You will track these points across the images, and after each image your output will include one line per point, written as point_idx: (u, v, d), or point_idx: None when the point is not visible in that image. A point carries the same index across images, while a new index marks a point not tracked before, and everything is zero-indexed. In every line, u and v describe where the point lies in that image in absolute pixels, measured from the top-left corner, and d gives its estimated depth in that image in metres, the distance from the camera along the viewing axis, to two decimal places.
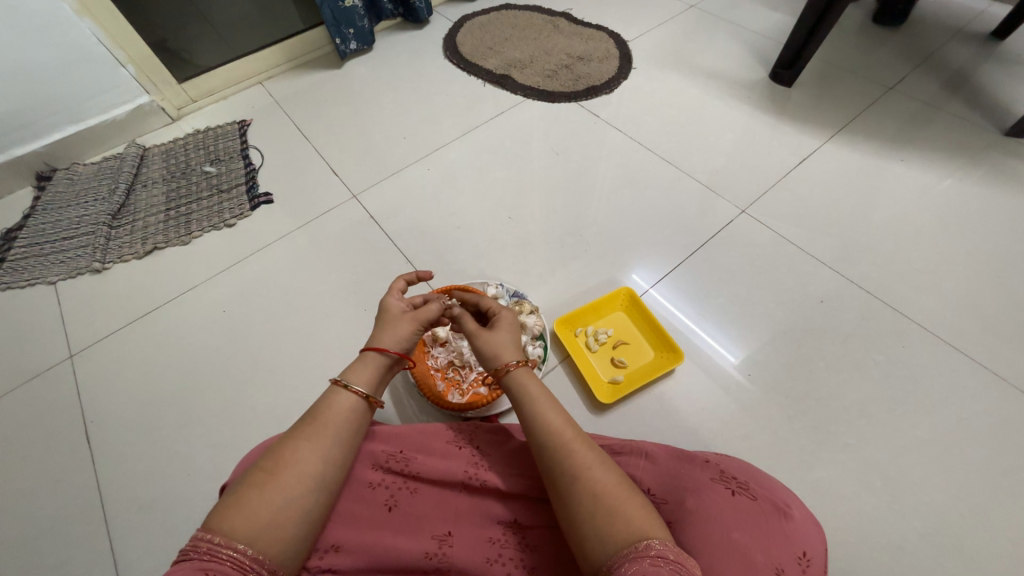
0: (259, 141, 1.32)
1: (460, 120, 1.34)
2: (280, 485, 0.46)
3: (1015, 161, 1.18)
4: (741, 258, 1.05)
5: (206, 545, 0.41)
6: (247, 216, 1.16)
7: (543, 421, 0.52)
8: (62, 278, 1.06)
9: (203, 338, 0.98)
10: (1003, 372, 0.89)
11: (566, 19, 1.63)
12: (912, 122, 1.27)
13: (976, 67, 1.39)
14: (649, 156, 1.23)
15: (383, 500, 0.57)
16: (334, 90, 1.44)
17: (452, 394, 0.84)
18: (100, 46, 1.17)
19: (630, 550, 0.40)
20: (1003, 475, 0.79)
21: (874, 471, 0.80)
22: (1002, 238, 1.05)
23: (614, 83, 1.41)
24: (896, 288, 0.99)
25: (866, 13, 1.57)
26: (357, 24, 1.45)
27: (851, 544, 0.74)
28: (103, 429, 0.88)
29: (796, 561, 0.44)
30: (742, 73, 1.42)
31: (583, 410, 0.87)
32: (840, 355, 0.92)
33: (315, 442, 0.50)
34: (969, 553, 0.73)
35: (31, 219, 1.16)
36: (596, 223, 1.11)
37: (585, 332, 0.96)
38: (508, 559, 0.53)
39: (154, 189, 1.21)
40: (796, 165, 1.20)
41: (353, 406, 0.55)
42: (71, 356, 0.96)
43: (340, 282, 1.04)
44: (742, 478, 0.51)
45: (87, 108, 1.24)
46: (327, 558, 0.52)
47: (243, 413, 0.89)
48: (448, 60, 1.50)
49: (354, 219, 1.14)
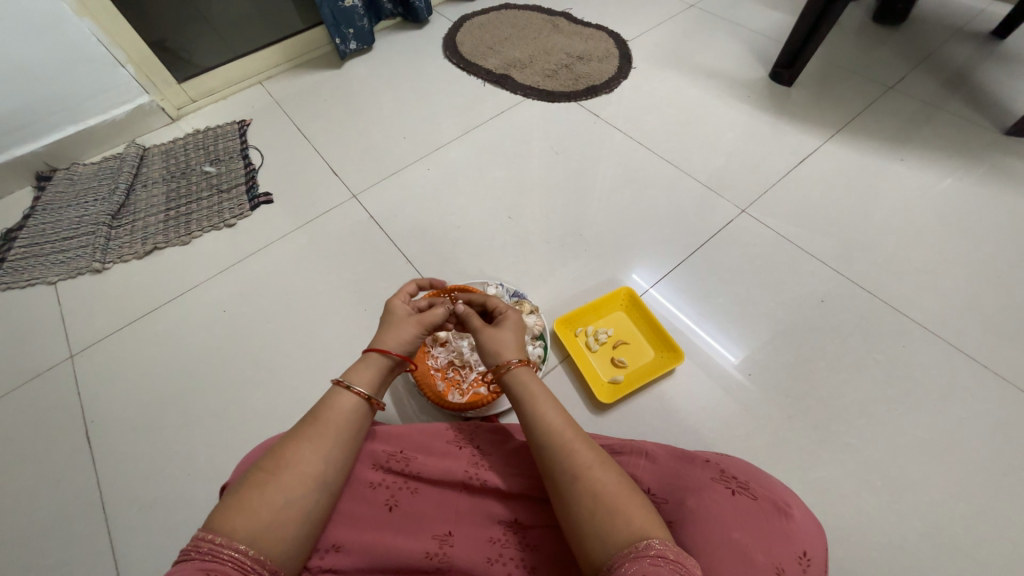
0: (259, 141, 1.32)
1: (459, 120, 1.34)
2: (281, 486, 0.46)
3: (1015, 160, 1.17)
4: (740, 258, 1.05)
5: (207, 545, 0.41)
6: (246, 216, 1.16)
7: (543, 421, 0.52)
8: (62, 278, 1.06)
9: (203, 338, 0.98)
10: (1004, 372, 0.89)
11: (565, 19, 1.63)
12: (912, 121, 1.27)
13: (976, 66, 1.39)
14: (649, 155, 1.23)
15: (384, 500, 0.57)
16: (334, 90, 1.44)
17: (452, 393, 0.84)
18: (99, 46, 1.17)
19: (630, 550, 0.40)
20: (1003, 475, 0.79)
21: (874, 471, 0.80)
22: (1002, 237, 1.05)
23: (614, 82, 1.41)
24: (896, 288, 0.99)
25: (866, 13, 1.57)
26: (356, 24, 1.45)
27: (851, 544, 0.74)
28: (103, 429, 0.88)
29: (797, 561, 0.44)
30: (742, 72, 1.42)
31: (583, 410, 0.87)
32: (840, 354, 0.92)
33: (316, 443, 0.50)
34: (969, 553, 0.73)
35: (31, 219, 1.16)
36: (596, 222, 1.11)
37: (585, 332, 0.96)
38: (508, 559, 0.53)
39: (154, 189, 1.21)
40: (796, 165, 1.20)
41: (354, 407, 0.55)
42: (71, 356, 0.96)
43: (340, 282, 1.04)
44: (742, 477, 0.51)
45: (87, 108, 1.24)
46: (327, 558, 0.52)
47: (244, 413, 0.89)
48: (448, 60, 1.50)
49: (354, 219, 1.14)
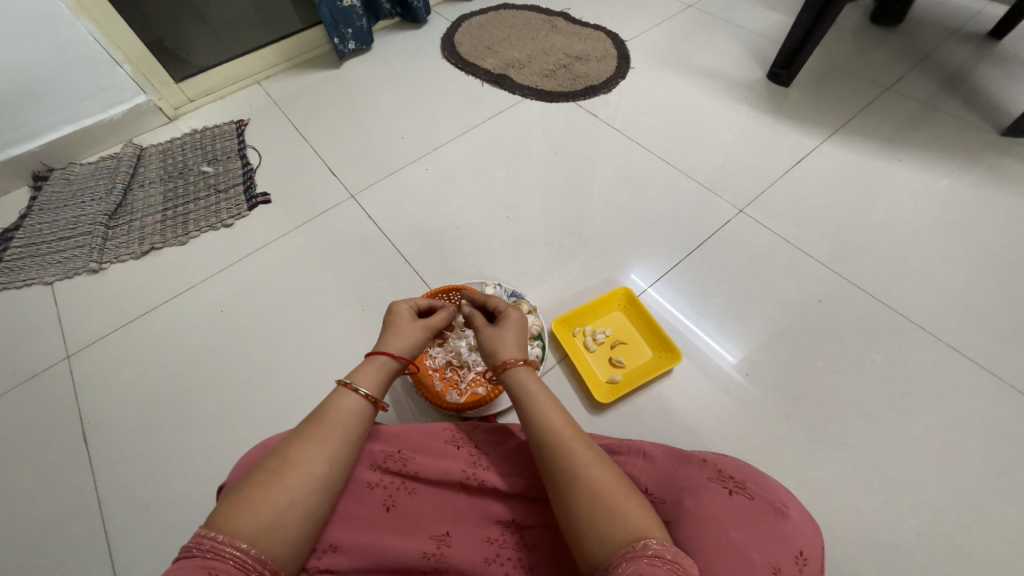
0: (257, 141, 1.32)
1: (458, 120, 1.34)
2: (285, 486, 0.46)
3: (1012, 160, 1.18)
4: (738, 257, 1.05)
5: (209, 543, 0.41)
6: (244, 215, 1.16)
7: (541, 420, 0.53)
8: (59, 278, 1.06)
9: (201, 338, 0.98)
10: (1000, 372, 0.89)
11: (564, 19, 1.63)
12: (910, 122, 1.27)
13: (973, 67, 1.40)
14: (648, 155, 1.23)
15: (382, 500, 0.57)
16: (332, 90, 1.44)
17: (450, 393, 0.84)
18: (96, 45, 1.16)
19: (628, 549, 0.40)
20: (1000, 475, 0.79)
21: (872, 471, 0.80)
22: (999, 238, 1.05)
23: (612, 82, 1.41)
24: (894, 288, 1.00)
25: (863, 13, 1.57)
26: (355, 24, 1.45)
27: (848, 543, 0.75)
28: (100, 430, 0.88)
29: (794, 561, 0.44)
30: (741, 73, 1.42)
31: (582, 410, 0.87)
32: (837, 354, 0.92)
33: (321, 443, 0.50)
34: (966, 552, 0.74)
35: (27, 219, 1.15)
36: (595, 223, 1.12)
37: (584, 332, 0.96)
38: (506, 559, 0.53)
39: (151, 189, 1.21)
40: (794, 165, 1.20)
41: (360, 408, 0.55)
42: (68, 356, 0.96)
43: (339, 282, 1.04)
44: (740, 477, 0.51)
45: (84, 108, 1.23)
46: (325, 558, 0.52)
47: (242, 413, 0.89)
48: (447, 60, 1.50)
49: (353, 219, 1.14)
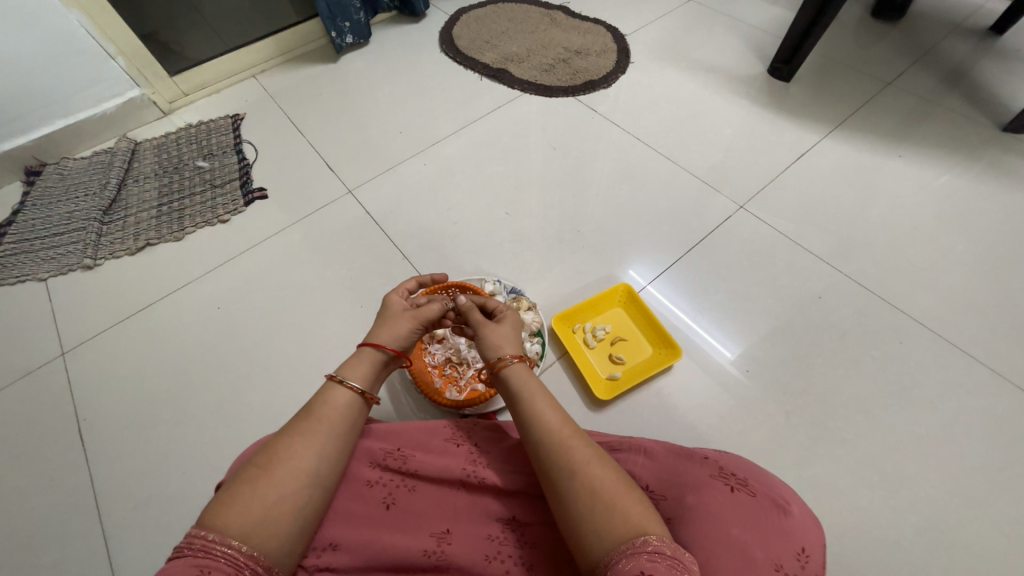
0: (252, 136, 1.30)
1: (457, 115, 1.33)
2: (273, 481, 0.45)
3: (1012, 156, 1.18)
4: (739, 253, 1.05)
5: (200, 542, 0.41)
6: (241, 211, 1.15)
7: (540, 419, 0.52)
8: (52, 275, 1.05)
9: (198, 334, 0.97)
10: (1000, 369, 0.89)
11: (563, 12, 1.62)
12: (910, 118, 1.27)
13: (974, 62, 1.39)
14: (648, 151, 1.23)
15: (382, 498, 0.56)
16: (330, 85, 1.42)
17: (449, 390, 0.83)
18: (90, 38, 1.15)
19: (629, 546, 0.40)
20: (999, 470, 0.80)
21: (871, 467, 0.80)
22: (999, 233, 1.05)
23: (612, 77, 1.40)
24: (894, 285, 0.99)
25: (865, 7, 1.56)
26: (353, 17, 1.43)
27: (847, 539, 0.75)
28: (96, 428, 0.87)
29: (796, 558, 0.44)
30: (742, 68, 1.41)
31: (582, 408, 0.87)
32: (838, 351, 0.92)
33: (310, 437, 0.49)
34: (963, 548, 0.74)
35: (20, 214, 1.14)
36: (594, 219, 1.11)
37: (583, 328, 0.95)
38: (507, 557, 0.53)
39: (146, 184, 1.20)
40: (793, 162, 1.19)
41: (349, 402, 0.54)
42: (63, 354, 0.95)
43: (337, 278, 1.03)
44: (742, 475, 0.51)
45: (76, 103, 1.21)
46: (324, 556, 0.51)
47: (240, 411, 0.88)
48: (446, 54, 1.49)
49: (351, 215, 1.13)
